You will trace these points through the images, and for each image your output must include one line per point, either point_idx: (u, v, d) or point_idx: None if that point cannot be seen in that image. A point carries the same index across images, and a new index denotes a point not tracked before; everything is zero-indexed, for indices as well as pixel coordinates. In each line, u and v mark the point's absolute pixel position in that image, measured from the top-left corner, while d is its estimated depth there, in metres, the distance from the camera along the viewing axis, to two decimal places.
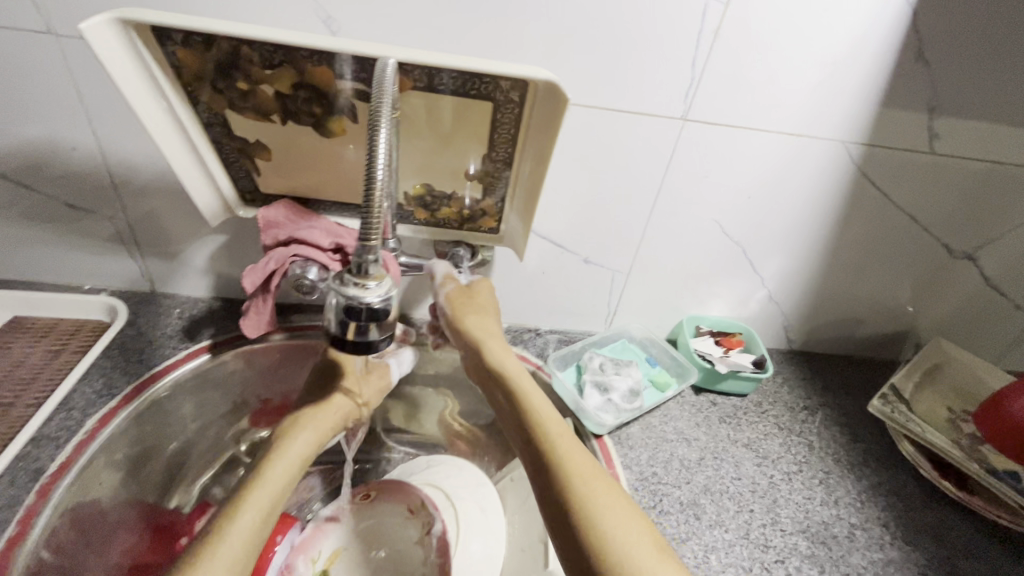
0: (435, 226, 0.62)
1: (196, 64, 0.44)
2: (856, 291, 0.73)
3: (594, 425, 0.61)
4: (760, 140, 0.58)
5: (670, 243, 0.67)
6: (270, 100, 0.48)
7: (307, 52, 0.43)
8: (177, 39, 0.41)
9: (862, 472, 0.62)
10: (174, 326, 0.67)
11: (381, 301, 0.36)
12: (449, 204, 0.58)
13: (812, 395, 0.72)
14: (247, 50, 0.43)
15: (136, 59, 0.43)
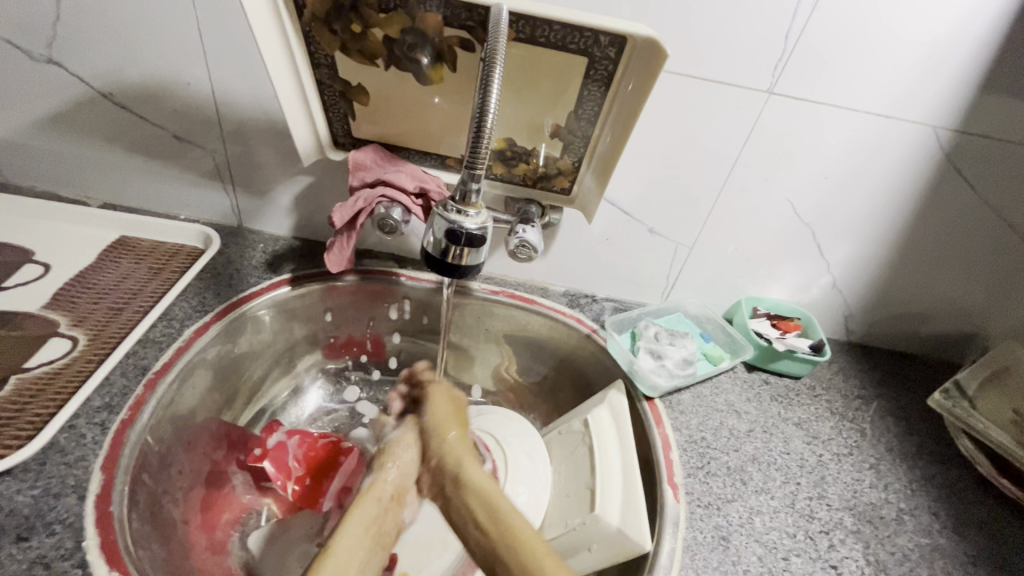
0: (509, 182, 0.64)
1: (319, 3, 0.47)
2: (926, 286, 0.71)
3: (647, 386, 0.63)
4: (845, 119, 0.58)
5: (738, 220, 0.68)
6: (379, 44, 0.51)
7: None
8: None
9: (914, 462, 0.62)
10: (259, 258, 0.73)
11: (478, 228, 0.40)
12: (527, 161, 0.60)
13: (867, 385, 0.72)
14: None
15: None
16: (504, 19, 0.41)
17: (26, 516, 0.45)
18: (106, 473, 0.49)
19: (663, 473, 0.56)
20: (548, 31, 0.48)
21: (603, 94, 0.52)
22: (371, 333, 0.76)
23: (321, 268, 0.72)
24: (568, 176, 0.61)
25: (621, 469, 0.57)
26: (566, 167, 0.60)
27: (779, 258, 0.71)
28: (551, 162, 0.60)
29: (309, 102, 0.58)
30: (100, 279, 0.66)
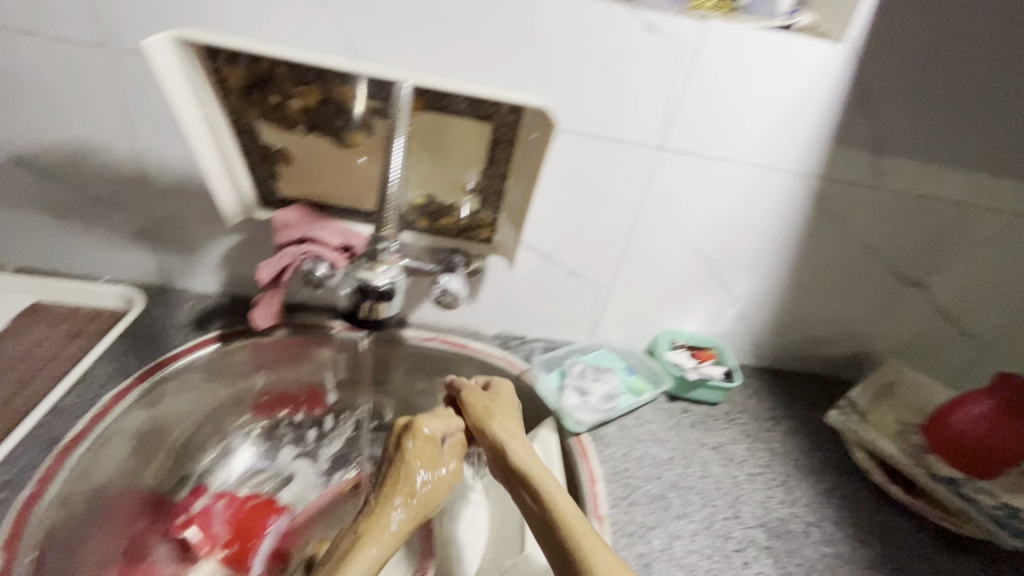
0: (434, 234, 0.67)
1: (238, 77, 0.50)
2: (820, 312, 0.79)
3: (573, 422, 0.66)
4: (729, 171, 0.66)
5: (649, 260, 0.74)
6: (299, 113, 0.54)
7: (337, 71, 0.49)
8: (223, 58, 0.48)
9: (819, 476, 0.67)
10: (185, 317, 0.72)
11: (384, 283, 0.49)
12: (449, 214, 0.64)
13: (777, 407, 0.77)
14: (283, 69, 0.50)
15: (186, 72, 0.49)
16: (408, 95, 0.46)
17: None
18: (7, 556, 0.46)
19: (589, 506, 0.58)
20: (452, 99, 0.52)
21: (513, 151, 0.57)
22: (306, 387, 0.76)
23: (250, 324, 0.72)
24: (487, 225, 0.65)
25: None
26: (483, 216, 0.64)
27: (690, 294, 0.77)
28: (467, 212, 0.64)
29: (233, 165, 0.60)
30: (9, 349, 0.64)
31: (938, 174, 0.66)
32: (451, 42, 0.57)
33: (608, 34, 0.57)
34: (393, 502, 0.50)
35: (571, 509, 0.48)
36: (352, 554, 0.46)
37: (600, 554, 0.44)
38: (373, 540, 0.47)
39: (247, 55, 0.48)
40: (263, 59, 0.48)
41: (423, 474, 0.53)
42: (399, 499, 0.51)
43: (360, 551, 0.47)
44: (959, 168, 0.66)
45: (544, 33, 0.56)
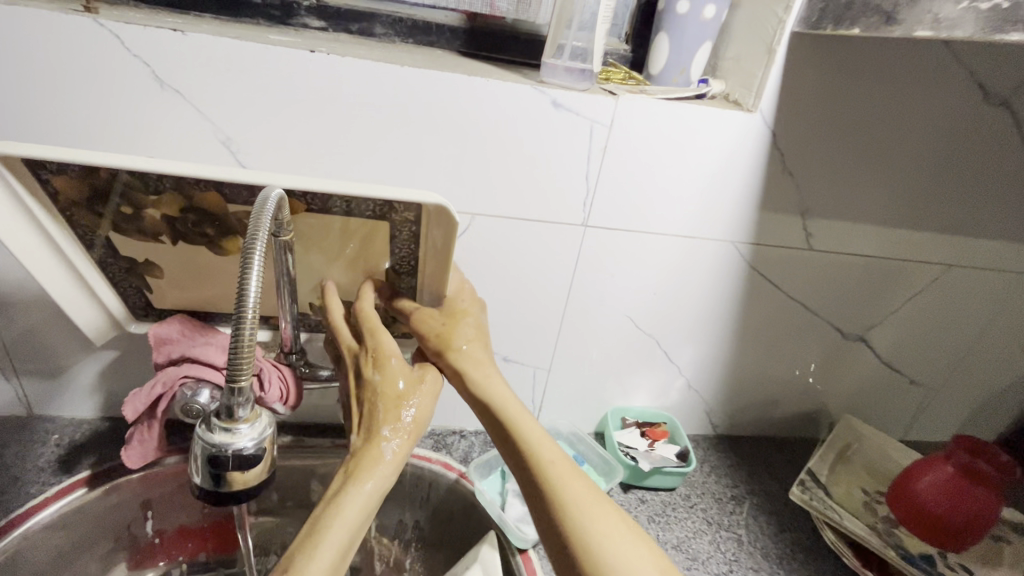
0: None
1: (74, 191, 0.41)
2: (769, 375, 0.76)
3: (516, 536, 0.58)
4: (659, 243, 0.62)
5: (587, 339, 0.68)
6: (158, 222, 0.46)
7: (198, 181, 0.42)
8: (52, 171, 0.39)
9: (790, 565, 0.61)
10: (49, 456, 0.60)
11: (254, 447, 0.34)
12: None
13: (738, 482, 0.72)
14: (133, 181, 0.41)
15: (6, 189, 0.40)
16: (271, 206, 0.37)
17: None
18: None
19: None
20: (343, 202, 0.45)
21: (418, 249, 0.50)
22: (209, 520, 0.65)
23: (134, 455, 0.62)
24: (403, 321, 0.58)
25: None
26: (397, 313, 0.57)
27: (634, 369, 0.72)
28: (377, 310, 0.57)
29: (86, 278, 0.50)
30: None
31: (866, 233, 0.65)
32: (341, 133, 0.51)
33: (515, 115, 0.52)
34: (380, 438, 0.47)
35: (550, 467, 0.46)
36: (344, 494, 0.45)
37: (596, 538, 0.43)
38: (362, 478, 0.45)
39: (81, 168, 0.39)
40: (102, 170, 0.40)
41: (404, 417, 0.48)
42: (381, 444, 0.47)
43: (354, 487, 0.45)
44: (886, 225, 0.65)
45: (446, 119, 0.52)
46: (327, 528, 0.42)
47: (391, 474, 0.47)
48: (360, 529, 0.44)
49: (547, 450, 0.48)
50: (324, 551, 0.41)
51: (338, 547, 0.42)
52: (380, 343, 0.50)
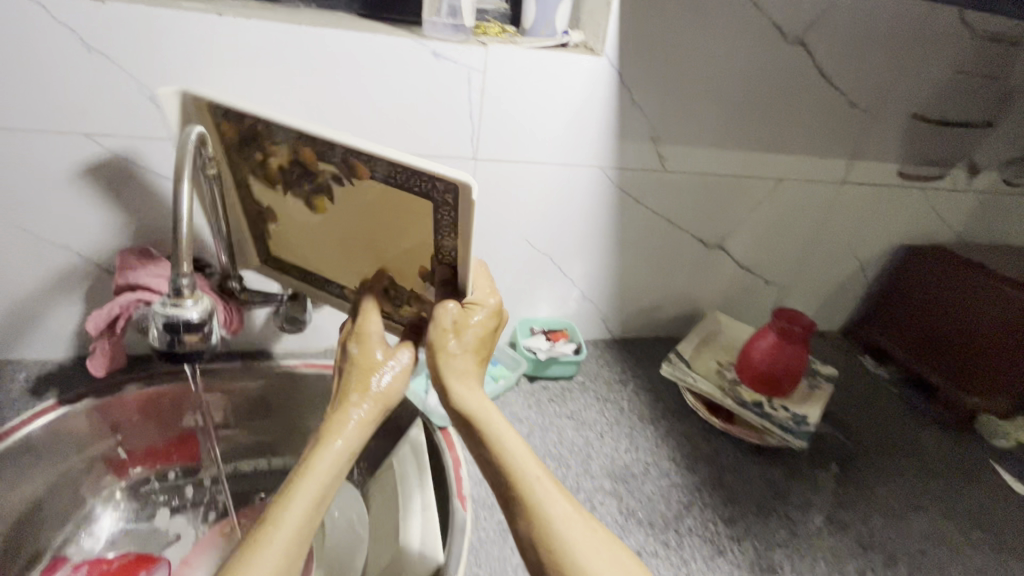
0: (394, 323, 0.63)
1: (232, 133, 0.53)
2: (649, 284, 0.91)
3: (439, 417, 0.73)
4: (538, 172, 0.75)
5: (492, 259, 0.81)
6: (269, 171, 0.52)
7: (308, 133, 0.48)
8: (225, 115, 0.51)
9: (659, 422, 0.78)
10: (20, 389, 0.68)
11: (196, 314, 0.44)
12: (409, 304, 0.60)
13: (626, 370, 0.88)
14: (262, 128, 0.51)
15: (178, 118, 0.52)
16: (196, 139, 0.47)
17: None
18: None
19: (453, 489, 0.63)
20: (396, 174, 0.48)
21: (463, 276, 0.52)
22: (174, 438, 0.75)
23: (99, 382, 0.70)
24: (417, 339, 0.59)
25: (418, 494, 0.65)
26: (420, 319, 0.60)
27: (534, 284, 0.85)
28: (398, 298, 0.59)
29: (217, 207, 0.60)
30: None
31: (707, 153, 0.79)
32: (253, 85, 0.61)
33: (402, 64, 0.63)
34: (354, 409, 0.53)
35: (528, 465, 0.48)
36: (314, 455, 0.49)
37: (553, 519, 0.45)
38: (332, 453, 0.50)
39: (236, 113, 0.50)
40: (247, 119, 0.50)
41: (376, 389, 0.54)
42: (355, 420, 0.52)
43: (324, 448, 0.50)
44: (723, 147, 0.79)
45: (343, 69, 0.62)
46: (300, 483, 0.47)
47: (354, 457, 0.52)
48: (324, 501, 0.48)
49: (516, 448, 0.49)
50: (296, 503, 0.46)
51: (307, 509, 0.46)
52: (371, 339, 0.56)
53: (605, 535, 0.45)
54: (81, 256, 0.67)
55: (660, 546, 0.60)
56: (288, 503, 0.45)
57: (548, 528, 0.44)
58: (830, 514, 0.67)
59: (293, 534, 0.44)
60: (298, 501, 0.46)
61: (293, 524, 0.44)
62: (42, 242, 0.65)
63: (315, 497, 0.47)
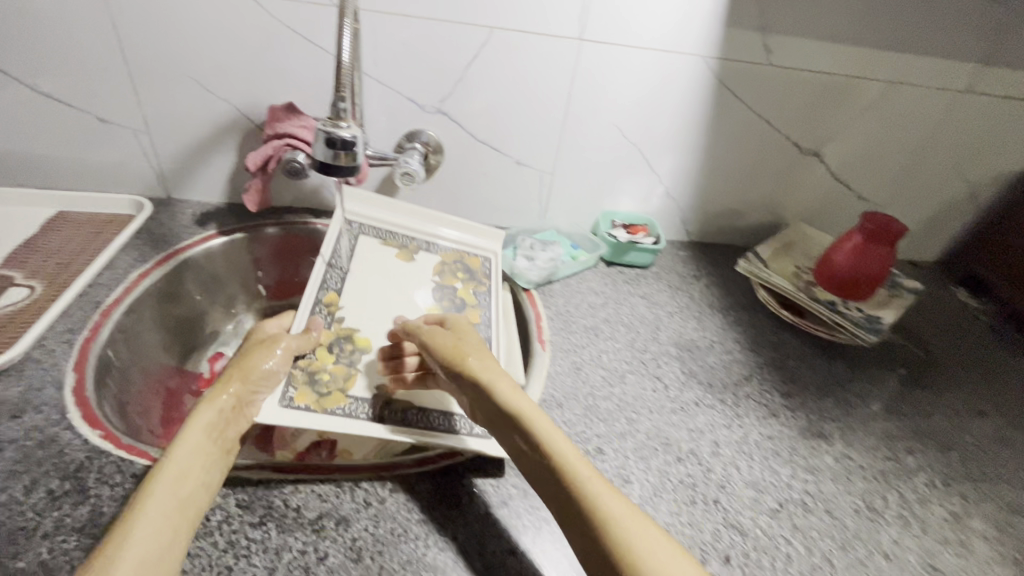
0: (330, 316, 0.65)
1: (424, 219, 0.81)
2: (734, 189, 0.92)
3: (524, 280, 0.80)
4: (640, 57, 0.77)
5: (584, 147, 0.85)
6: (426, 269, 0.75)
7: (488, 282, 0.76)
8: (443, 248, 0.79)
9: (728, 311, 0.82)
10: (190, 219, 0.83)
11: (349, 134, 0.53)
12: (337, 365, 0.60)
13: (700, 267, 0.92)
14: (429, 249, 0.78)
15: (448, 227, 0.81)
16: None
17: (14, 403, 0.53)
18: (78, 372, 0.57)
19: (535, 335, 0.73)
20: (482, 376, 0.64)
21: (420, 415, 0.57)
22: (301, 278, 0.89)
23: (248, 220, 0.84)
24: (321, 370, 0.59)
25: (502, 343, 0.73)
26: (335, 367, 0.60)
27: (621, 176, 0.89)
28: (345, 347, 0.63)
29: (360, 200, 0.79)
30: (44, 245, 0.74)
31: (817, 48, 0.77)
32: None
33: None
34: (225, 397, 0.51)
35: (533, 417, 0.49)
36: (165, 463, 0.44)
37: (601, 493, 0.44)
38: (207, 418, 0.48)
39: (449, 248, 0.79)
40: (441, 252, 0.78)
41: (238, 391, 0.52)
42: (229, 394, 0.51)
43: (179, 451, 0.45)
44: (836, 42, 0.77)
45: None
46: (148, 496, 0.42)
47: (241, 419, 0.51)
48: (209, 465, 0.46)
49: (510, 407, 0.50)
50: (150, 515, 0.41)
51: (161, 525, 0.41)
52: (260, 347, 0.57)
53: (651, 520, 0.43)
54: (239, 109, 0.78)
55: (718, 401, 0.66)
56: (140, 515, 0.40)
57: (604, 511, 0.42)
58: (889, 404, 0.70)
59: (175, 495, 0.43)
60: (153, 510, 0.41)
61: (172, 493, 0.42)
62: (211, 93, 0.77)
63: (172, 506, 0.42)
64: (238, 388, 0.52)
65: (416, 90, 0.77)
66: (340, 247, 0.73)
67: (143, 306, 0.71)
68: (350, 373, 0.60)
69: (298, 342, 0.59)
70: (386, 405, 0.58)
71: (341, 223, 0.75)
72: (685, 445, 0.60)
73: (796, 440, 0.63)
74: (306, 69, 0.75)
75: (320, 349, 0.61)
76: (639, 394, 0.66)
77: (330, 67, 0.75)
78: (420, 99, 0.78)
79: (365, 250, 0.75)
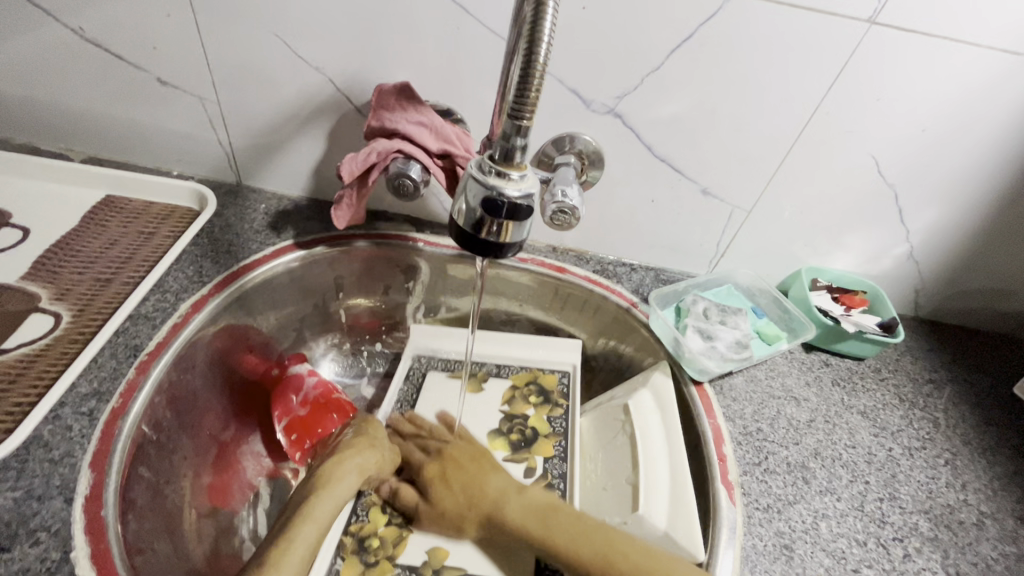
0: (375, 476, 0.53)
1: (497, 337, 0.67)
2: (1016, 260, 0.62)
3: (696, 369, 0.57)
4: (955, 59, 0.48)
5: (810, 181, 0.58)
6: (494, 398, 0.62)
7: (567, 403, 0.61)
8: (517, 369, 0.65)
9: (995, 457, 0.55)
10: (261, 221, 0.64)
11: (523, 197, 0.31)
12: (391, 525, 0.51)
13: (938, 367, 0.64)
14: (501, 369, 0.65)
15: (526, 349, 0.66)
16: None
17: (7, 522, 0.37)
18: (97, 470, 0.41)
19: (716, 471, 0.50)
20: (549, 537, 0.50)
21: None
22: (389, 304, 0.70)
23: (334, 231, 0.65)
24: (370, 536, 0.50)
25: (645, 484, 0.50)
26: (387, 530, 0.51)
27: (848, 225, 0.61)
28: (400, 503, 0.53)
29: (423, 332, 0.67)
30: (84, 245, 0.58)
31: None
32: None
33: None
34: (344, 479, 0.51)
35: (550, 510, 0.48)
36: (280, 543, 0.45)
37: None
38: (303, 541, 0.45)
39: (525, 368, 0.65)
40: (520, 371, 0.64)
41: (354, 474, 0.52)
42: (349, 476, 0.51)
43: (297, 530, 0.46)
44: None
45: None
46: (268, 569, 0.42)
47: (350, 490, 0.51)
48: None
49: (525, 500, 0.49)
50: None
51: None
52: (343, 461, 0.53)
53: None
54: (334, 83, 0.57)
55: None
56: None
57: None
58: None
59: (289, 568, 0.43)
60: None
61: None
62: (299, 58, 0.55)
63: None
64: (326, 516, 0.48)
65: (585, 78, 0.52)
66: (406, 389, 0.63)
67: (194, 349, 0.54)
68: (402, 534, 0.50)
69: (373, 458, 0.54)
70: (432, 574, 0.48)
71: (406, 367, 0.65)
72: None
73: None
74: (431, 34, 0.52)
75: (376, 486, 0.54)
76: None
77: (467, 34, 0.51)
78: (588, 92, 0.53)
79: (430, 389, 0.63)
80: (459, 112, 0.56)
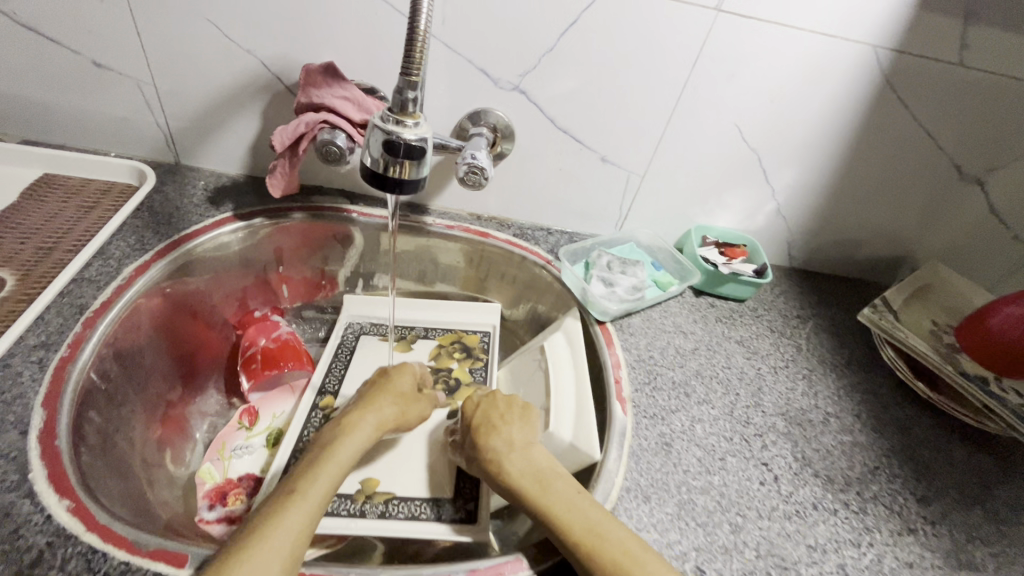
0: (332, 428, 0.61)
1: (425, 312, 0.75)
2: (861, 213, 0.75)
3: (599, 312, 0.66)
4: (790, 42, 0.58)
5: (689, 148, 0.68)
6: (422, 354, 0.71)
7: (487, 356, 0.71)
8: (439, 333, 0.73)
9: (843, 372, 0.67)
10: (200, 196, 0.69)
11: (417, 137, 0.39)
12: None
13: (805, 306, 0.75)
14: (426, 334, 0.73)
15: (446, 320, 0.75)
16: None
17: None
18: (48, 408, 0.45)
19: (612, 391, 0.59)
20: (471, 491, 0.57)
21: (400, 505, 0.56)
22: (327, 273, 0.75)
23: (271, 204, 0.70)
24: None
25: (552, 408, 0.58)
26: None
27: (725, 187, 0.72)
28: None
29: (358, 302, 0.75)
30: (24, 219, 0.60)
31: None
32: None
33: None
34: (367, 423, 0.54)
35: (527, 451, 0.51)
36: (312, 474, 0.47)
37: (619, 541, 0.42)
38: (325, 474, 0.47)
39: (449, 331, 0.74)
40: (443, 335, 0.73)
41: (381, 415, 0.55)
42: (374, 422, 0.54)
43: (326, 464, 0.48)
44: None
45: None
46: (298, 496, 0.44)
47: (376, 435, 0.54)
48: (314, 524, 0.43)
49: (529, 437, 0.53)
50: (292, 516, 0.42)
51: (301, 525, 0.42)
52: (366, 412, 0.55)
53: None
54: (264, 65, 0.62)
55: (840, 504, 0.53)
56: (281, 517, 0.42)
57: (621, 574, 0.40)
58: None
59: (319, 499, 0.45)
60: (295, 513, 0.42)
61: (285, 546, 0.40)
62: (230, 42, 0.60)
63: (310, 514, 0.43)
64: (344, 464, 0.49)
65: (491, 59, 0.60)
66: (341, 349, 0.70)
67: (138, 310, 0.58)
68: None
69: (392, 412, 0.56)
70: (365, 499, 0.56)
71: (341, 331, 0.72)
72: (805, 569, 0.47)
73: (941, 573, 0.49)
74: (352, 20, 0.58)
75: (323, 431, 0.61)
76: (744, 488, 0.52)
77: (386, 24, 0.58)
78: (494, 72, 0.61)
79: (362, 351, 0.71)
80: (381, 91, 0.63)
